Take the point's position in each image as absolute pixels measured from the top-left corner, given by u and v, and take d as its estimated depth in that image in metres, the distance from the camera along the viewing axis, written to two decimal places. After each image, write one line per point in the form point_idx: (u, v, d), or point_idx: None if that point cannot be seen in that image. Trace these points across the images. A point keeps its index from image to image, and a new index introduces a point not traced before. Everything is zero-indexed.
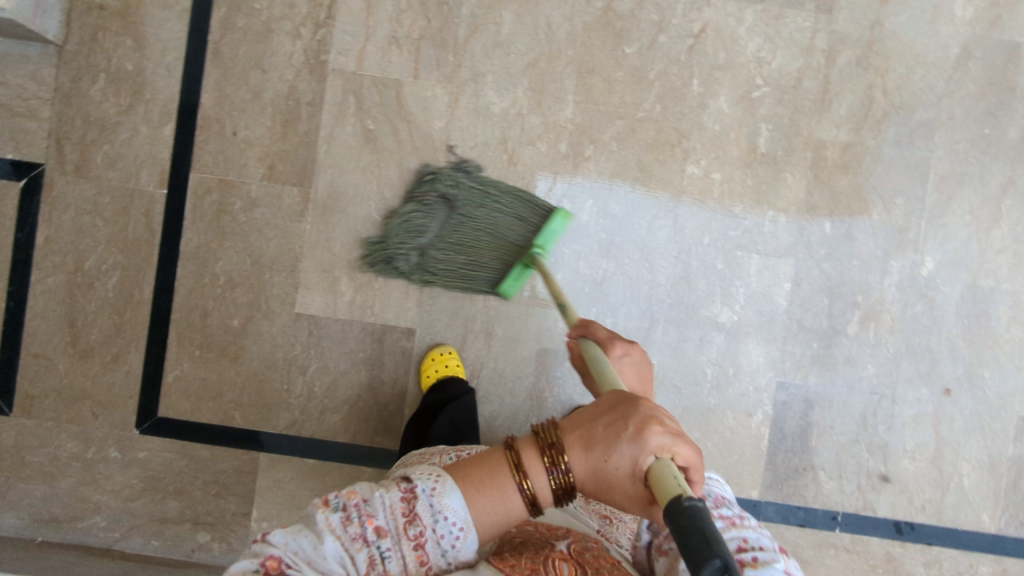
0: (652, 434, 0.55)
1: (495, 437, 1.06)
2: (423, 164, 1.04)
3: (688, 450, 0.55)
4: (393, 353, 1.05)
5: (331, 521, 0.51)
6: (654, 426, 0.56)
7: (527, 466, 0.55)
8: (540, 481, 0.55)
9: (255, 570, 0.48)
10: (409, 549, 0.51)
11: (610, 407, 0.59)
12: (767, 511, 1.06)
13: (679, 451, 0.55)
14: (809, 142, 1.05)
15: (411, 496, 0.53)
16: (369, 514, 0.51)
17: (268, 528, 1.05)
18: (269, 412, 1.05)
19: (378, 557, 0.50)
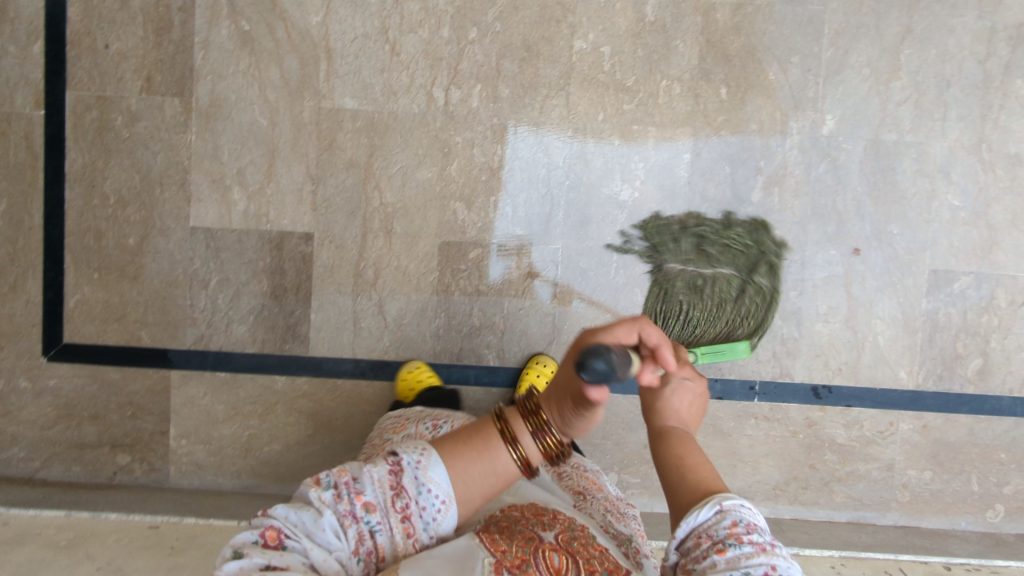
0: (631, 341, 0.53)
1: (406, 335, 1.05)
2: (303, 62, 1.01)
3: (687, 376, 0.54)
4: (293, 259, 1.03)
5: (322, 499, 0.45)
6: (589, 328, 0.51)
7: (512, 419, 0.50)
8: (527, 439, 0.49)
9: (255, 542, 0.43)
10: (397, 524, 0.46)
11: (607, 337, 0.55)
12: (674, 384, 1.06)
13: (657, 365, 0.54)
14: (698, 6, 1.01)
15: (398, 468, 0.47)
16: (359, 490, 0.46)
17: (187, 445, 1.05)
18: (175, 328, 1.04)
19: (367, 532, 0.45)
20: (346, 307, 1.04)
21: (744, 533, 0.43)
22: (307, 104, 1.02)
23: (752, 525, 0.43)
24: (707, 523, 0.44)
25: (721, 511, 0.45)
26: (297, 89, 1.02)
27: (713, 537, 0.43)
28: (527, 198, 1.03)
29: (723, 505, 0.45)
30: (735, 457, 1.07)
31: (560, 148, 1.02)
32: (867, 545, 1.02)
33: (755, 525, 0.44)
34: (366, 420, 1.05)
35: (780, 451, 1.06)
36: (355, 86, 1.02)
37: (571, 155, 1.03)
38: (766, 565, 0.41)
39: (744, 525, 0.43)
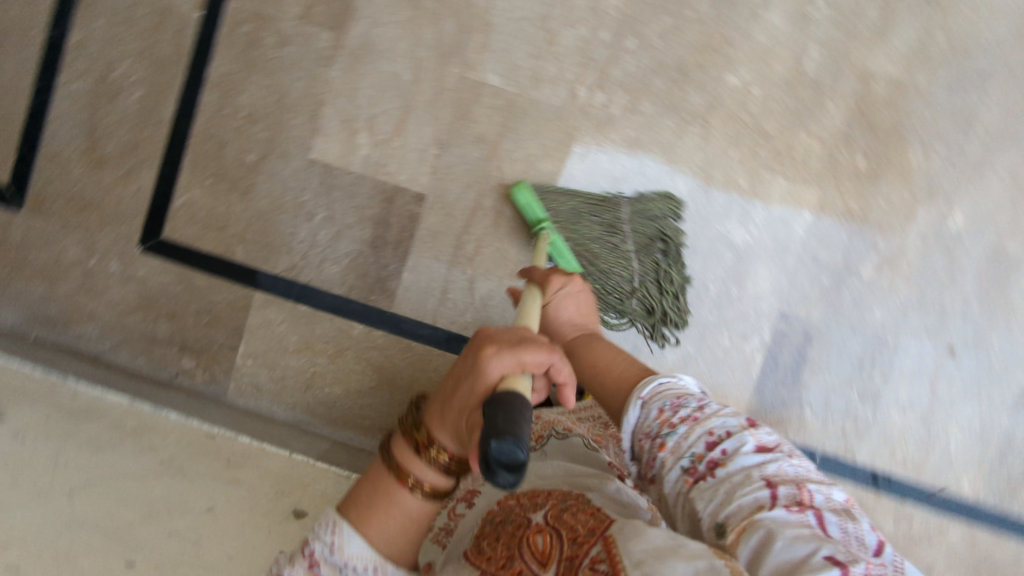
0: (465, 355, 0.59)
1: (489, 317, 1.06)
2: (460, 28, 1.02)
3: (535, 353, 0.57)
4: (400, 215, 1.04)
5: None
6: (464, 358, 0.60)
7: (406, 461, 0.59)
8: (422, 470, 0.59)
9: None
10: None
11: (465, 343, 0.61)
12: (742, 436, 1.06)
13: (529, 356, 0.57)
14: (857, 71, 1.00)
15: (315, 560, 0.58)
16: None
17: (253, 365, 1.07)
18: (270, 252, 1.05)
19: None
20: (437, 275, 1.05)
21: (671, 413, 0.61)
22: (453, 70, 1.03)
23: (674, 403, 0.61)
24: (641, 420, 0.63)
25: (647, 403, 0.64)
26: (447, 54, 1.02)
27: (652, 432, 0.61)
28: None
29: (643, 400, 0.64)
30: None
31: (686, 174, 1.02)
32: None
33: (683, 398, 0.62)
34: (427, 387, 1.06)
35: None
36: (503, 64, 1.02)
37: (695, 185, 1.02)
38: (702, 434, 0.58)
39: (670, 408, 0.61)
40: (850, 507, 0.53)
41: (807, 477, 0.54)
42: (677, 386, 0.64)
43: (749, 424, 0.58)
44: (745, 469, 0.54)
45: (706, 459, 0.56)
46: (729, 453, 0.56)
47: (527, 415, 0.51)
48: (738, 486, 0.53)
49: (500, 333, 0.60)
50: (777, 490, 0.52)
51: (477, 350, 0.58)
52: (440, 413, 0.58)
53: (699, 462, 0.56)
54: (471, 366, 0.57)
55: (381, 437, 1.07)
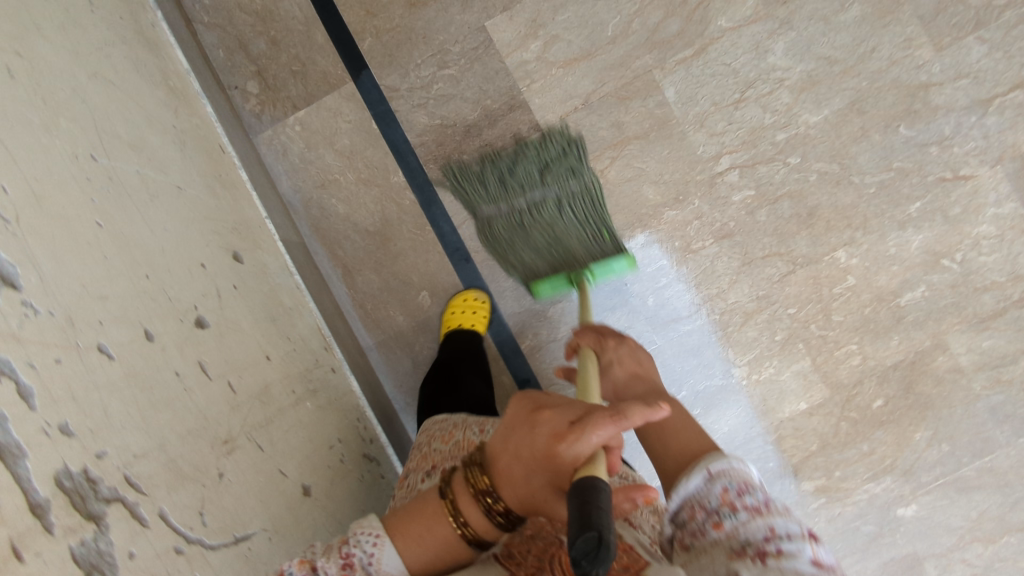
0: (529, 430, 0.52)
1: (503, 261, 1.05)
2: (680, 34, 1.03)
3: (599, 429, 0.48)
4: (508, 125, 1.05)
5: None
6: (540, 414, 0.52)
7: (461, 499, 0.56)
8: (472, 515, 0.55)
9: None
10: None
11: (523, 411, 0.54)
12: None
13: (596, 437, 0.48)
14: (936, 335, 1.01)
15: None
16: None
17: (298, 133, 1.07)
18: (389, 63, 1.06)
19: None
20: None
21: (733, 494, 0.52)
22: (647, 58, 1.03)
23: (741, 487, 0.53)
24: (696, 488, 0.55)
25: (712, 479, 0.54)
26: (655, 42, 1.03)
27: (709, 504, 0.53)
28: (683, 290, 1.04)
29: (711, 471, 0.55)
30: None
31: (742, 292, 1.03)
32: None
33: (749, 484, 0.53)
34: (409, 268, 1.06)
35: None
36: (687, 88, 1.03)
37: (743, 306, 1.03)
38: (760, 527, 0.50)
39: (734, 488, 0.53)
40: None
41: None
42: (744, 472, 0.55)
43: (812, 535, 0.50)
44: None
45: (757, 550, 0.48)
46: (786, 552, 0.48)
47: (606, 503, 0.44)
48: None
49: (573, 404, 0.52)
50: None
51: (540, 431, 0.51)
52: (506, 470, 0.53)
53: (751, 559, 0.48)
54: (538, 453, 0.50)
55: (341, 271, 1.07)
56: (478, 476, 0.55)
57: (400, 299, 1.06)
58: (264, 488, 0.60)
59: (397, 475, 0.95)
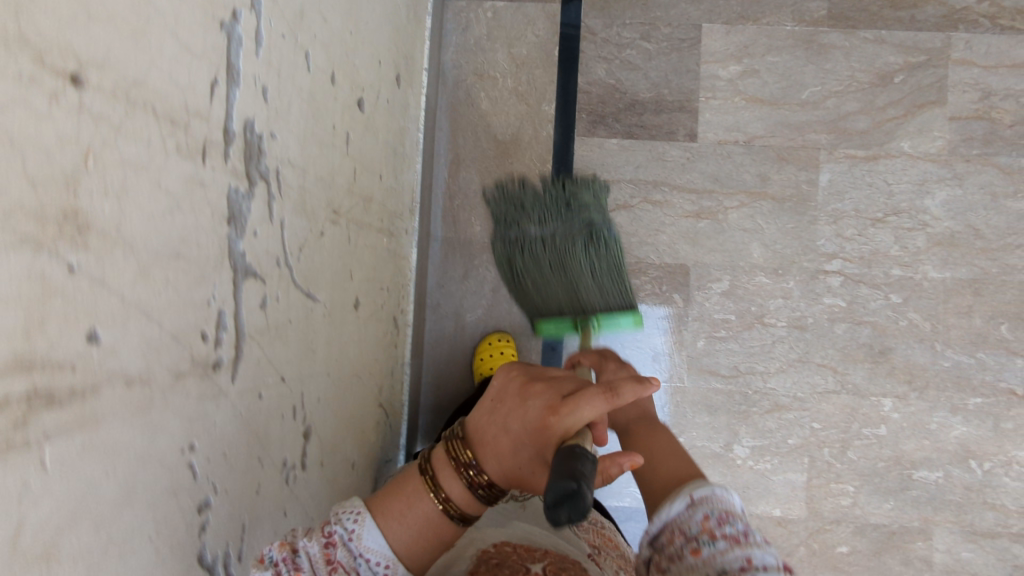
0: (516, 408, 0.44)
1: (594, 233, 1.05)
2: (864, 134, 1.03)
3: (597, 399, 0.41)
4: (670, 121, 1.05)
5: None
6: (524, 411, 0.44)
7: (438, 471, 0.46)
8: (453, 487, 0.45)
9: None
10: None
11: (518, 392, 0.46)
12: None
13: (587, 412, 0.41)
14: (926, 521, 1.01)
15: None
16: None
17: (486, 20, 1.07)
18: (600, 7, 1.06)
19: None
20: (622, 171, 1.05)
21: (718, 522, 0.39)
22: (823, 136, 1.04)
23: (723, 516, 0.39)
24: (677, 517, 0.41)
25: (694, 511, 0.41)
26: (839, 128, 1.04)
27: (684, 534, 0.39)
28: (732, 352, 1.03)
29: (694, 497, 0.41)
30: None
31: (783, 384, 1.03)
32: None
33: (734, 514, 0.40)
34: None
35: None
36: (842, 182, 1.03)
37: (777, 397, 1.03)
38: (737, 557, 0.36)
39: (716, 517, 0.39)
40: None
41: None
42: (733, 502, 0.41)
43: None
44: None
45: None
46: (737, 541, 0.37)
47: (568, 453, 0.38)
48: None
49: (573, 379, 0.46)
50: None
51: (536, 396, 0.44)
52: (487, 450, 0.45)
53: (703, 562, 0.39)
54: (529, 427, 0.43)
55: (450, 158, 1.07)
56: (454, 449, 0.46)
57: (485, 214, 1.06)
58: (337, 273, 0.59)
59: (404, 358, 0.93)
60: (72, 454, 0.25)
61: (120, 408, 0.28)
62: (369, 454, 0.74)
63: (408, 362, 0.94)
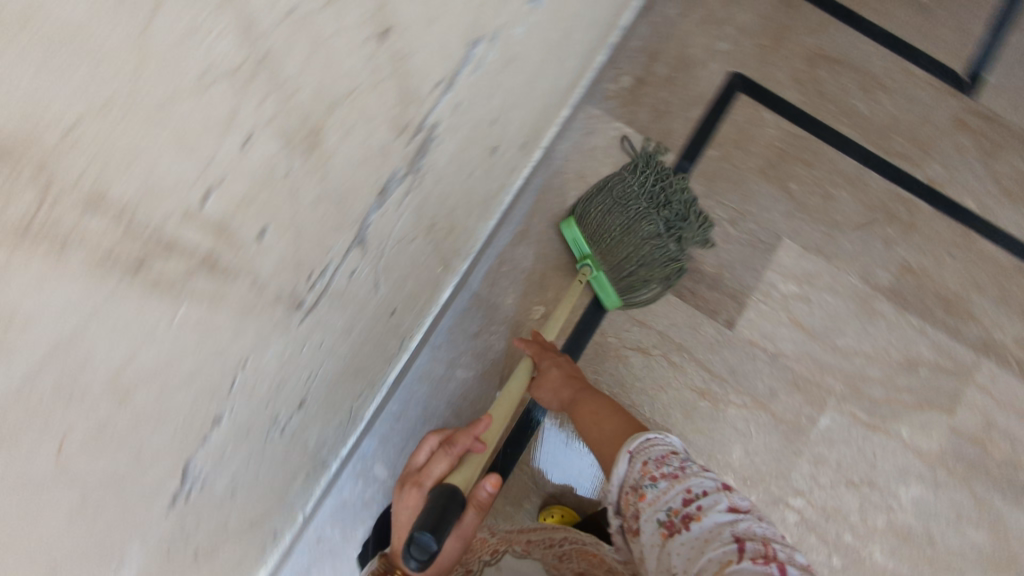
0: (399, 506, 0.76)
1: (605, 359, 1.08)
2: (874, 402, 1.08)
3: (436, 463, 0.77)
4: (718, 300, 1.10)
5: None
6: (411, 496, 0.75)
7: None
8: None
9: None
10: None
11: (404, 498, 0.76)
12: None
13: (433, 471, 0.76)
14: None
15: None
16: None
17: (610, 135, 1.15)
18: (708, 178, 1.14)
19: None
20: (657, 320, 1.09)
21: (655, 468, 0.70)
22: (839, 385, 1.09)
23: (658, 458, 0.72)
24: (624, 472, 0.74)
25: (634, 459, 0.74)
26: (855, 385, 1.09)
27: (637, 484, 0.71)
28: None
29: (631, 452, 0.75)
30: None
31: None
32: None
33: (668, 455, 0.72)
34: (555, 283, 1.10)
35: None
36: (837, 433, 1.07)
37: None
38: (681, 491, 0.66)
39: (659, 462, 0.71)
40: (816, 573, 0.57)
41: (775, 539, 0.60)
42: (663, 442, 0.74)
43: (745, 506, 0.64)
44: (711, 528, 0.62)
45: (689, 513, 0.64)
46: (703, 509, 0.64)
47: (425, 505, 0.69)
48: (713, 547, 0.59)
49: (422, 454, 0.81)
50: (743, 544, 0.58)
51: (411, 491, 0.75)
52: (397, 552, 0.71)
53: (675, 515, 0.65)
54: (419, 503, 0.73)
55: (520, 228, 1.11)
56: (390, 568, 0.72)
57: (521, 293, 1.10)
58: (399, 278, 0.61)
59: (388, 376, 0.93)
60: (120, 299, 0.29)
61: (173, 285, 0.31)
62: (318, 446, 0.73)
63: (388, 382, 0.94)
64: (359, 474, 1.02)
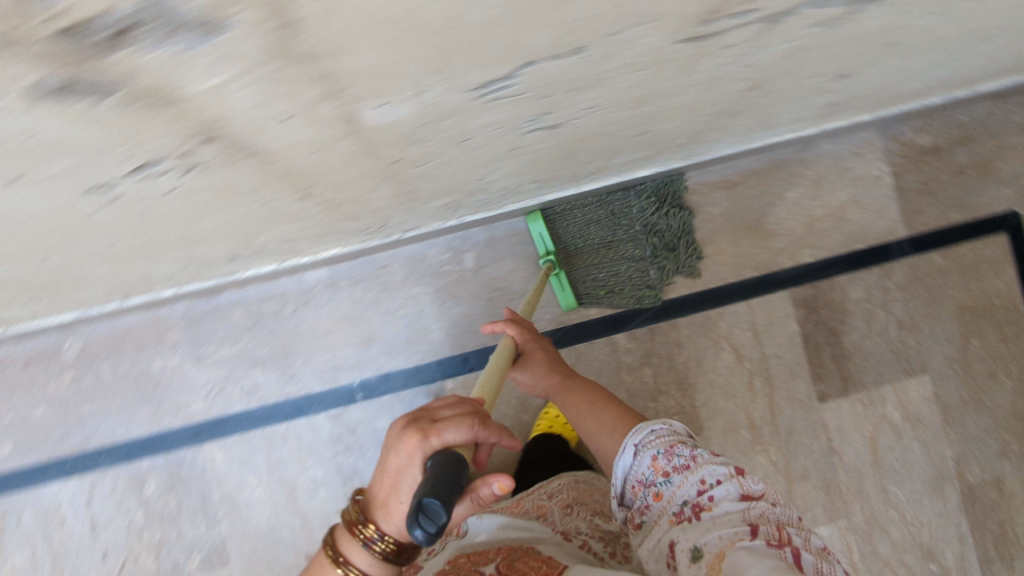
0: (399, 444, 0.51)
1: (703, 334, 1.05)
2: (872, 552, 1.05)
3: (449, 427, 0.51)
4: (830, 370, 1.06)
5: None
6: (412, 437, 0.50)
7: (346, 547, 0.53)
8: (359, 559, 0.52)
9: None
10: None
11: (398, 429, 0.53)
12: (395, 393, 1.03)
13: (449, 435, 0.50)
14: None
15: None
16: None
17: (871, 169, 1.07)
18: (913, 273, 1.07)
19: None
20: (769, 345, 1.05)
21: (663, 463, 0.63)
22: (859, 517, 1.06)
23: (670, 447, 0.64)
24: (629, 466, 0.66)
25: (639, 451, 0.66)
26: (870, 529, 1.06)
27: (645, 479, 0.63)
28: None
29: (636, 436, 0.67)
30: (341, 325, 1.03)
31: None
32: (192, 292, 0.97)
33: (677, 445, 0.63)
34: (720, 242, 1.05)
35: (302, 348, 1.03)
36: None
37: None
38: (695, 481, 0.59)
39: (663, 453, 0.63)
40: (830, 555, 0.53)
41: (789, 525, 0.54)
42: (724, 471, 0.59)
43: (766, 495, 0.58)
44: (727, 515, 0.55)
45: (700, 501, 0.58)
46: (717, 499, 0.57)
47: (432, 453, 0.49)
48: (725, 527, 0.54)
49: (453, 406, 0.56)
50: (757, 529, 0.53)
51: (410, 433, 0.51)
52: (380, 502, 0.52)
53: (687, 506, 0.59)
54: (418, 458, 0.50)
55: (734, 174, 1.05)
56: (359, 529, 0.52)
57: None
58: (689, 101, 0.56)
59: (547, 193, 0.92)
60: None
61: None
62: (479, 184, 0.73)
63: (541, 198, 0.93)
64: (448, 247, 1.03)
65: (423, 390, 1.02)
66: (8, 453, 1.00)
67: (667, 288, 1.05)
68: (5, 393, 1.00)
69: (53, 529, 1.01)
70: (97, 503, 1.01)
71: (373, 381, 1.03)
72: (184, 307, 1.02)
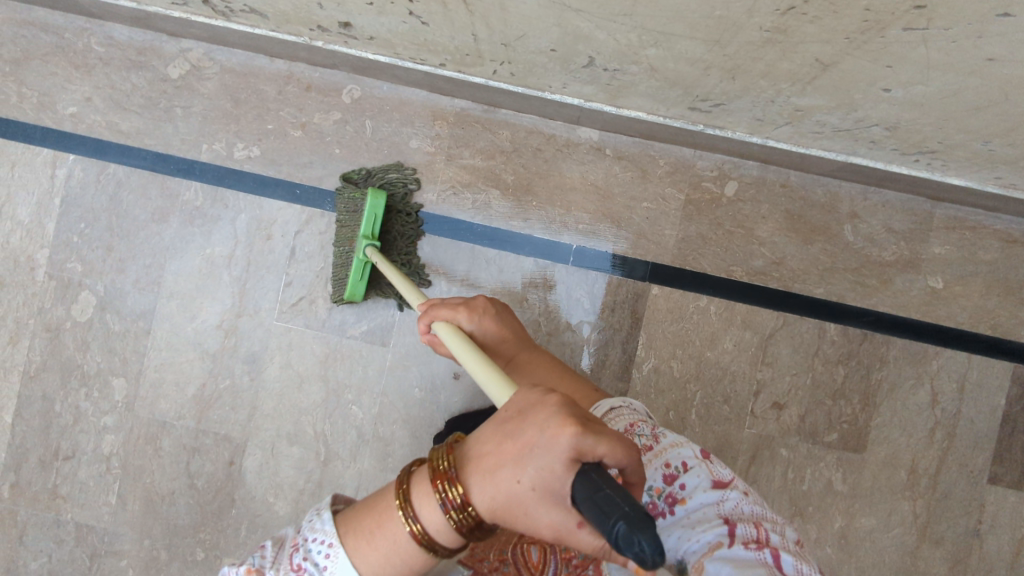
0: (540, 421, 0.45)
1: (911, 361, 1.02)
2: None
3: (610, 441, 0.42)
4: (1015, 457, 1.02)
5: None
6: (569, 432, 0.42)
7: (415, 498, 0.51)
8: (428, 518, 0.49)
9: None
10: None
11: (550, 415, 0.44)
12: (604, 274, 1.04)
13: (602, 446, 0.42)
14: None
15: None
16: None
17: None
18: None
19: None
20: (969, 405, 1.02)
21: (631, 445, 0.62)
22: None
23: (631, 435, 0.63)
24: None
25: None
26: None
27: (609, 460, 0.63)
28: (766, 474, 1.03)
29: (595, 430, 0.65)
30: (587, 189, 1.04)
31: None
32: (484, 92, 0.99)
33: (636, 427, 0.63)
34: (972, 288, 1.02)
35: (543, 191, 1.04)
36: None
37: None
38: (661, 464, 0.61)
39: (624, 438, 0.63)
40: (803, 550, 0.55)
41: (763, 517, 0.57)
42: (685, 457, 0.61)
43: (707, 458, 0.61)
44: (702, 510, 0.57)
45: (671, 493, 0.59)
46: (688, 487, 0.59)
47: (596, 481, 0.40)
48: (699, 522, 0.56)
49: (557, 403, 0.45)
50: (735, 529, 0.54)
51: (560, 433, 0.43)
52: (496, 475, 0.47)
53: (660, 495, 0.59)
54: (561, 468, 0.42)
55: (1020, 232, 1.01)
56: (446, 489, 0.48)
57: (946, 259, 1.02)
58: None
59: (859, 154, 0.90)
60: None
61: None
62: (866, 99, 0.72)
63: (849, 157, 0.91)
64: (717, 167, 1.03)
65: (629, 283, 1.04)
66: (254, 157, 1.06)
67: (899, 303, 1.02)
68: (277, 104, 1.06)
69: (258, 241, 1.06)
70: (304, 237, 1.05)
71: (589, 253, 1.04)
72: (464, 105, 1.04)
